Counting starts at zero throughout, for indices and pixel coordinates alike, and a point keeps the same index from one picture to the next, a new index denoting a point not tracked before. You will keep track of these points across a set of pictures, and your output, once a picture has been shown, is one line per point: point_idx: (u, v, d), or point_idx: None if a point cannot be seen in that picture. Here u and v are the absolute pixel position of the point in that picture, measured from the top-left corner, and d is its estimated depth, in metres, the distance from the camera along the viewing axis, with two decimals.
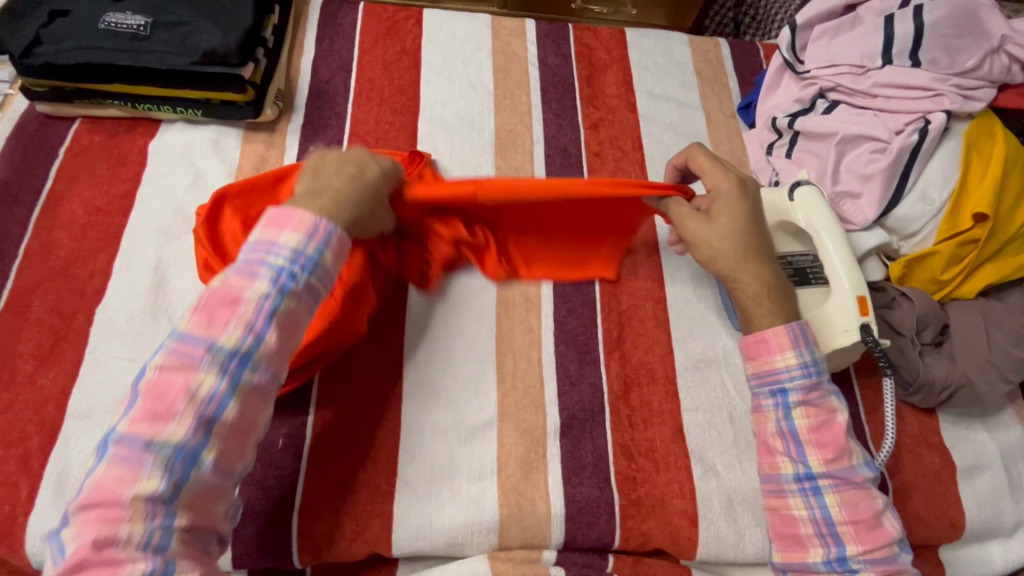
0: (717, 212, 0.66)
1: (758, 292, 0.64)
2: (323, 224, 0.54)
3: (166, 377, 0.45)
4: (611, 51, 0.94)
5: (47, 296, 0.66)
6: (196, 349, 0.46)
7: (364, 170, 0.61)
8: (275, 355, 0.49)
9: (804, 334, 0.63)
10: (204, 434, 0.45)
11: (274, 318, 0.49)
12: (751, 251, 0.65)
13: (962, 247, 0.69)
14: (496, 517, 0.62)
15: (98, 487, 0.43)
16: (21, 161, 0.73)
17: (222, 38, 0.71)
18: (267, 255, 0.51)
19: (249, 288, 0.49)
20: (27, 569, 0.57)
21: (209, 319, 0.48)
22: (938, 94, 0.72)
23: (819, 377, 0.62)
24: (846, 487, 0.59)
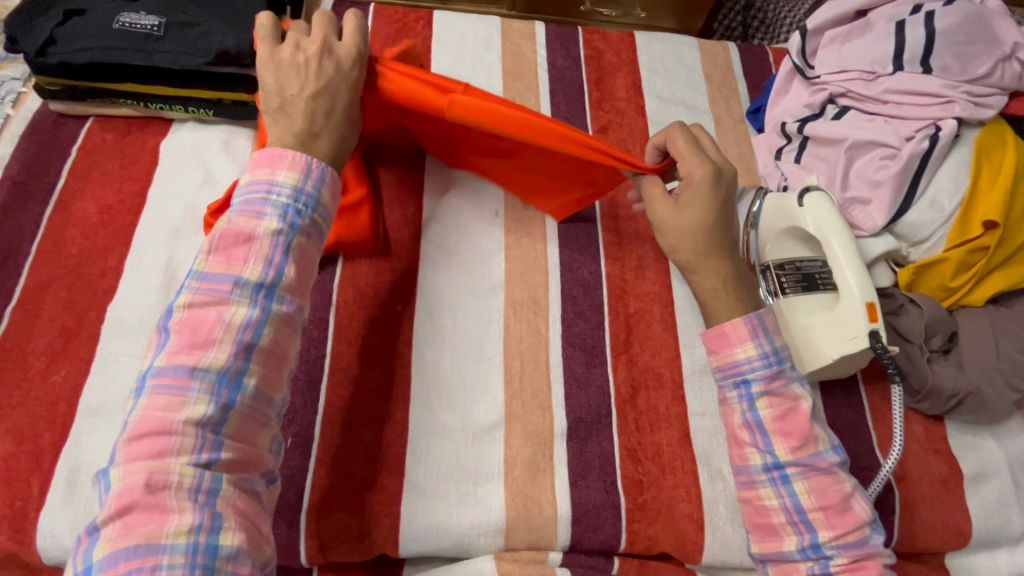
0: (686, 200, 0.68)
1: (716, 284, 0.68)
2: (315, 164, 0.57)
3: (198, 313, 0.49)
4: (620, 54, 0.94)
5: (59, 293, 0.66)
6: (222, 285, 0.50)
7: (335, 95, 0.61)
8: (295, 285, 0.54)
9: (763, 323, 0.65)
10: (245, 358, 0.49)
11: (289, 252, 0.53)
12: (713, 245, 0.68)
13: (971, 255, 0.69)
14: (503, 519, 0.62)
15: (144, 420, 0.46)
16: (34, 159, 0.74)
17: (235, 38, 0.71)
18: (268, 195, 0.54)
19: (260, 226, 0.53)
20: (37, 564, 0.58)
21: (227, 259, 0.51)
22: (949, 100, 0.72)
23: (781, 365, 0.64)
24: (814, 474, 0.60)
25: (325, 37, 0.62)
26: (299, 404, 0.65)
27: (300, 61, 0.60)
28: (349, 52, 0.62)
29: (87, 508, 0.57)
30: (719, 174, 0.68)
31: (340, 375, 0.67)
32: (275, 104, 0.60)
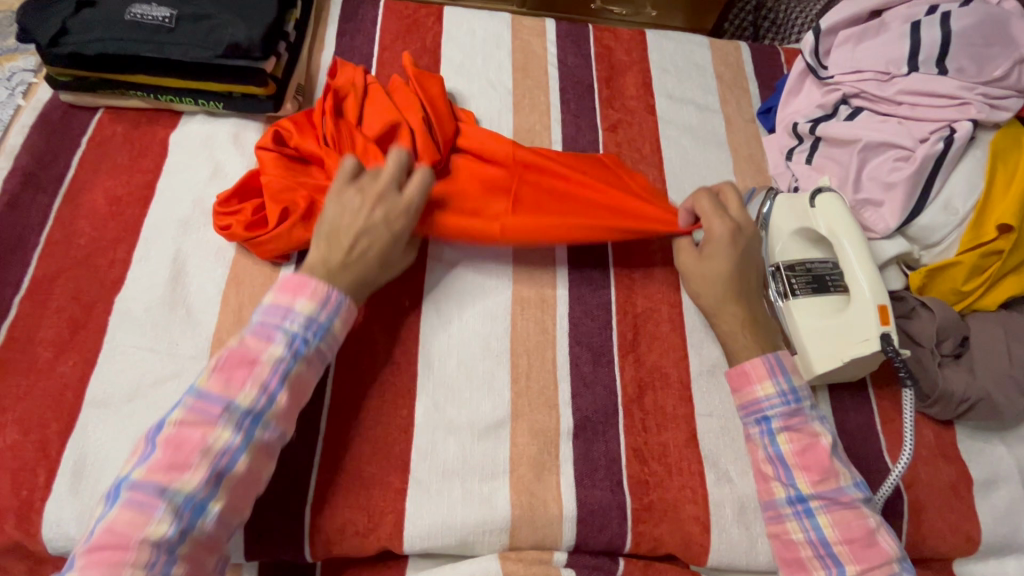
0: (710, 252, 0.69)
1: (734, 328, 0.68)
2: (335, 295, 0.61)
3: (186, 431, 0.51)
4: (631, 52, 0.93)
5: (68, 284, 0.66)
6: (213, 408, 0.52)
7: (375, 239, 0.63)
8: (283, 415, 0.56)
9: (780, 363, 0.65)
10: (213, 488, 0.51)
11: (285, 380, 0.56)
12: (734, 292, 0.68)
13: (985, 259, 0.68)
14: (508, 517, 0.62)
15: (110, 529, 0.48)
16: (44, 149, 0.74)
17: (246, 32, 0.71)
18: (282, 321, 0.58)
19: (266, 352, 0.56)
20: (42, 554, 0.58)
21: (227, 379, 0.54)
22: (965, 102, 0.72)
23: (799, 403, 0.64)
24: (838, 507, 0.60)
25: (390, 186, 0.65)
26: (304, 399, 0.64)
27: (359, 204, 0.64)
28: (407, 205, 0.65)
29: (92, 498, 0.57)
30: (741, 230, 0.69)
31: (347, 370, 0.66)
32: (322, 229, 0.64)
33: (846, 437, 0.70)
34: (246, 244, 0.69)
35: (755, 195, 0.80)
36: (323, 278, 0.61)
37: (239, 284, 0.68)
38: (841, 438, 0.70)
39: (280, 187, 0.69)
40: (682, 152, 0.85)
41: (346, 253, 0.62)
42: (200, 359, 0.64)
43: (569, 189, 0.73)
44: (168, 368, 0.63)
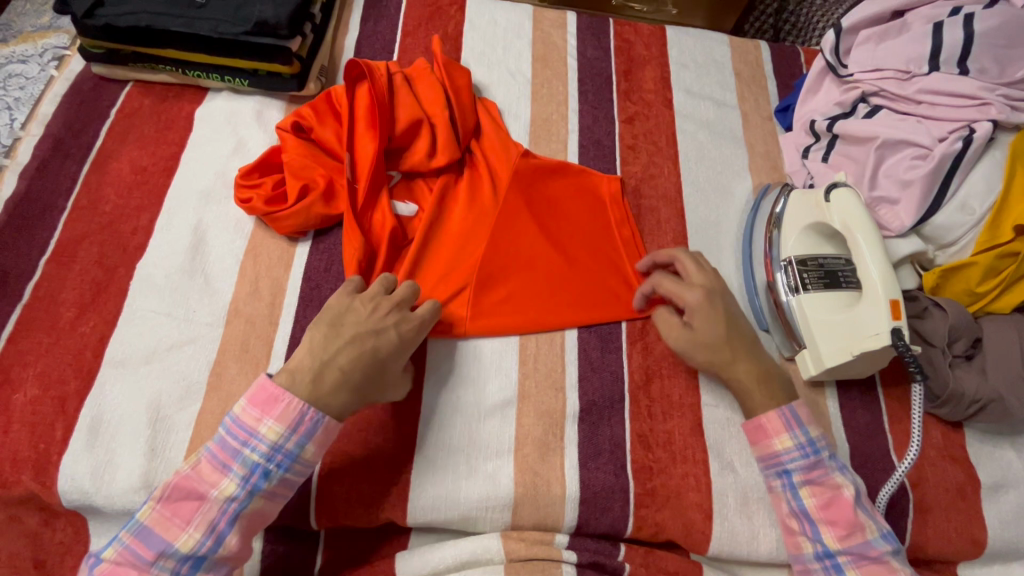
0: (696, 320, 0.66)
1: (757, 388, 0.64)
2: (311, 413, 0.55)
3: (120, 572, 0.50)
4: (651, 47, 0.94)
5: (92, 248, 0.68)
6: (147, 552, 0.51)
7: (379, 348, 0.59)
8: (230, 554, 0.54)
9: (797, 414, 0.62)
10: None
11: (235, 521, 0.53)
12: (739, 351, 0.65)
13: (1001, 260, 0.67)
14: (511, 495, 0.62)
15: None
16: (74, 119, 0.76)
17: (274, 9, 0.73)
18: (244, 447, 0.53)
19: (217, 487, 0.53)
20: (55, 508, 0.59)
21: (173, 513, 0.52)
22: (985, 103, 0.71)
23: (819, 454, 0.61)
24: (867, 562, 0.58)
25: (409, 297, 0.63)
26: None
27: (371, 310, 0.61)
28: (417, 319, 0.62)
29: (106, 456, 0.58)
30: (717, 292, 0.67)
31: None
32: (325, 322, 0.60)
33: (854, 434, 0.69)
34: (264, 218, 0.70)
35: (769, 192, 0.81)
36: (306, 389, 0.56)
37: (257, 256, 0.70)
38: (849, 435, 0.69)
39: (300, 165, 0.71)
40: (697, 147, 0.85)
41: (343, 360, 0.57)
42: (216, 327, 0.65)
43: (572, 246, 0.75)
44: (184, 333, 0.64)
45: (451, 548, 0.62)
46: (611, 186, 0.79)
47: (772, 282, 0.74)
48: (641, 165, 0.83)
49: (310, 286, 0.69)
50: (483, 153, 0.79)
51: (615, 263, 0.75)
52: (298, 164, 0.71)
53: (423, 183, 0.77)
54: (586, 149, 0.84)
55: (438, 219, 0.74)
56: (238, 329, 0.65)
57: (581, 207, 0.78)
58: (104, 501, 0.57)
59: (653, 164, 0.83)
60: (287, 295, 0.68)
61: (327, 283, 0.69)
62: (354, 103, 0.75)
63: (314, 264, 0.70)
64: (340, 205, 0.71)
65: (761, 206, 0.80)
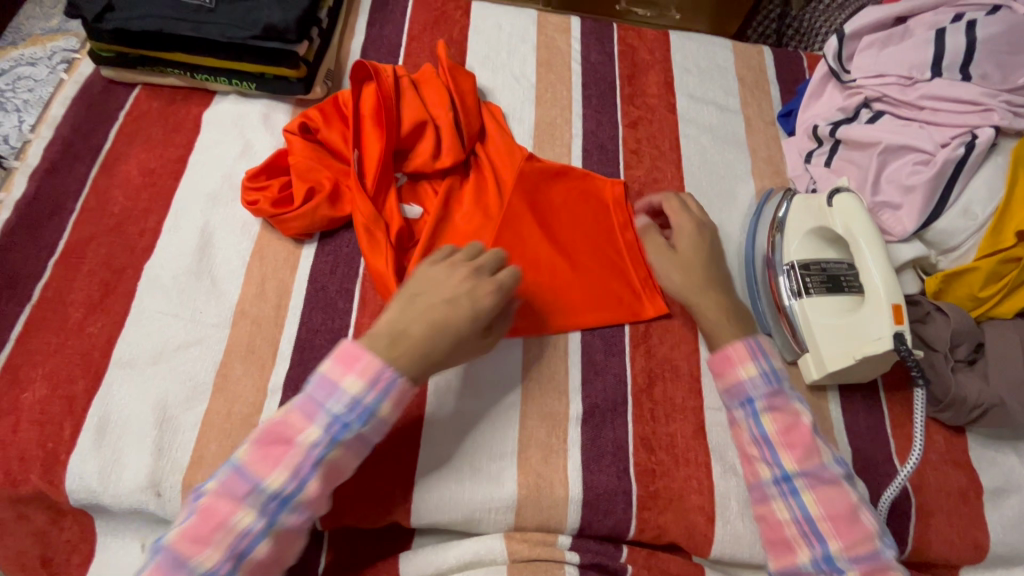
0: (680, 241, 0.72)
1: (720, 316, 0.67)
2: (387, 373, 0.53)
3: (216, 504, 0.49)
4: (654, 51, 0.95)
5: (100, 250, 0.69)
6: (243, 488, 0.49)
7: (453, 316, 0.58)
8: (314, 500, 0.51)
9: (761, 347, 0.64)
10: (232, 567, 0.48)
11: (319, 466, 0.50)
12: (712, 282, 0.69)
13: (1003, 265, 0.67)
14: (515, 496, 0.63)
15: None
16: (83, 121, 0.77)
17: (282, 14, 0.74)
18: (328, 399, 0.52)
19: (305, 431, 0.51)
20: (62, 507, 0.60)
21: (263, 456, 0.50)
22: (988, 108, 0.71)
23: (780, 384, 0.62)
24: (821, 484, 0.58)
25: (484, 266, 0.62)
26: None
27: (446, 279, 0.60)
28: (494, 285, 0.61)
29: (113, 456, 0.59)
30: (706, 226, 0.73)
31: None
32: (403, 293, 0.60)
33: (855, 438, 0.70)
34: (271, 220, 0.70)
35: (771, 196, 0.81)
36: (384, 351, 0.54)
37: (263, 258, 0.70)
38: (851, 439, 0.69)
39: (307, 167, 0.72)
40: (701, 151, 0.86)
41: (416, 328, 0.56)
42: (222, 328, 0.66)
43: (575, 247, 0.76)
44: (191, 334, 0.65)
45: (455, 548, 0.63)
46: (615, 189, 0.80)
47: (774, 286, 0.74)
48: (645, 169, 0.84)
49: (316, 288, 0.69)
50: (488, 156, 0.80)
51: (619, 265, 0.76)
52: (305, 167, 0.72)
53: (428, 185, 0.78)
54: (590, 153, 0.84)
55: (443, 222, 0.74)
56: (244, 330, 0.66)
57: (584, 212, 0.79)
58: (112, 500, 0.58)
59: (656, 168, 0.84)
60: (293, 297, 0.69)
61: (333, 285, 0.70)
62: (359, 104, 0.76)
63: (319, 266, 0.71)
64: (345, 207, 0.72)
65: (762, 211, 0.80)
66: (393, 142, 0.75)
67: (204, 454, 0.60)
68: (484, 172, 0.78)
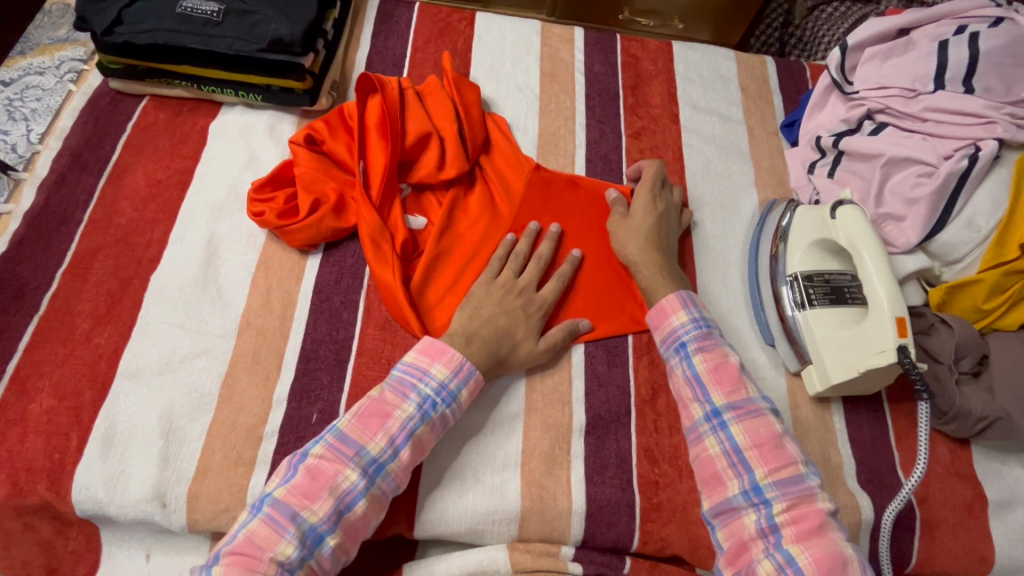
0: (636, 211, 0.76)
1: (652, 271, 0.71)
2: (467, 364, 0.62)
3: (323, 465, 0.55)
4: (657, 62, 0.95)
5: (107, 260, 0.69)
6: (348, 450, 0.55)
7: (513, 324, 0.66)
8: (403, 470, 0.57)
9: (693, 298, 0.69)
10: (332, 523, 0.53)
11: (411, 439, 0.58)
12: (652, 242, 0.73)
13: (1007, 278, 0.68)
14: (518, 508, 0.63)
15: (247, 540, 0.51)
16: (92, 132, 0.78)
17: (288, 27, 0.74)
18: (419, 381, 0.60)
19: (400, 407, 0.58)
20: (69, 517, 0.60)
21: (363, 426, 0.57)
22: (991, 121, 0.71)
23: (711, 329, 0.67)
24: (748, 416, 0.61)
25: (530, 282, 0.70)
26: (326, 380, 0.65)
27: (502, 294, 0.68)
28: (544, 299, 0.70)
29: (119, 466, 0.59)
30: (664, 202, 0.77)
31: (366, 355, 0.67)
32: (465, 304, 0.67)
33: (859, 450, 0.69)
34: (276, 231, 0.71)
35: (775, 207, 0.82)
36: (460, 348, 0.63)
37: (268, 268, 0.71)
38: (855, 451, 0.69)
39: (311, 178, 0.72)
40: (703, 162, 0.86)
41: (484, 332, 0.65)
42: (227, 339, 0.66)
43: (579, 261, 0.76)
44: (197, 345, 0.65)
45: (458, 560, 0.63)
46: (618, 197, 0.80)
47: (778, 297, 0.75)
48: None
49: (320, 298, 0.70)
50: (492, 168, 0.80)
51: (623, 278, 0.75)
52: (311, 179, 0.72)
53: (432, 196, 0.78)
54: (593, 164, 0.84)
55: (446, 234, 0.74)
56: (250, 340, 0.66)
57: (586, 224, 0.78)
58: (117, 511, 0.58)
59: None
60: (297, 307, 0.69)
61: (337, 295, 0.70)
62: (364, 118, 0.77)
63: (324, 277, 0.71)
64: (351, 219, 0.72)
65: (766, 221, 0.81)
66: (397, 153, 0.75)
67: (209, 464, 0.60)
68: (487, 184, 0.79)
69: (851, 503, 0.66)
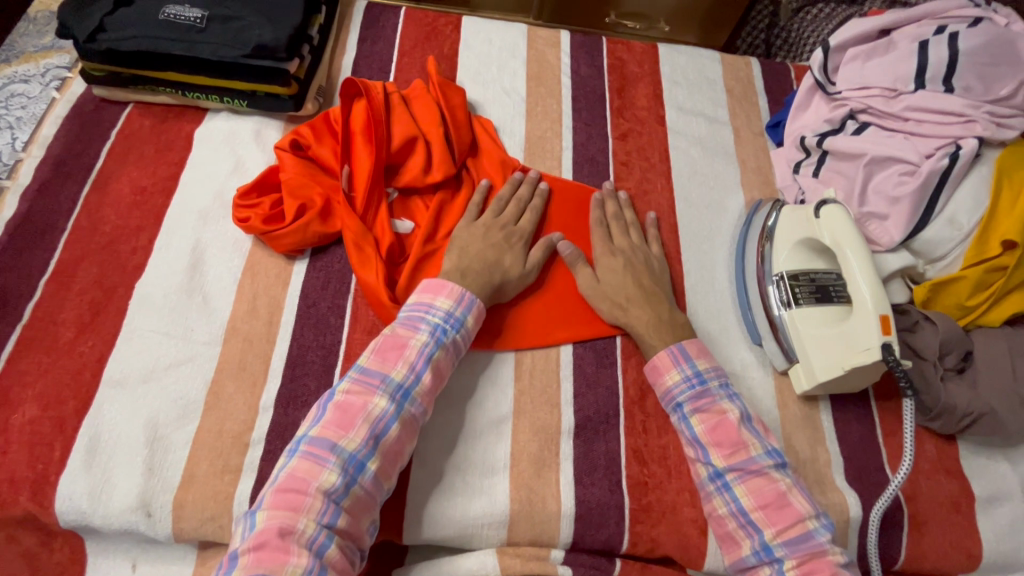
0: (604, 274, 0.73)
1: (649, 325, 0.69)
2: (469, 295, 0.65)
3: (353, 398, 0.57)
4: (643, 64, 0.96)
5: (92, 267, 0.69)
6: (374, 380, 0.58)
7: (501, 253, 0.71)
8: (427, 394, 0.60)
9: (684, 350, 0.67)
10: (371, 448, 0.55)
11: (430, 363, 0.60)
12: (632, 297, 0.71)
13: (989, 274, 0.68)
14: (507, 511, 0.62)
15: (292, 476, 0.52)
16: (75, 140, 0.77)
17: (273, 33, 0.75)
18: (426, 313, 0.63)
19: (413, 337, 0.61)
20: (53, 528, 0.60)
21: (383, 358, 0.60)
22: (971, 120, 0.72)
23: (706, 384, 0.66)
24: (750, 476, 0.61)
25: (510, 217, 0.74)
26: (313, 386, 0.65)
27: (485, 231, 0.72)
28: (523, 230, 0.74)
29: (103, 476, 0.59)
30: (624, 252, 0.75)
31: (353, 359, 0.67)
32: (453, 246, 0.70)
33: (847, 447, 0.70)
34: (262, 237, 0.71)
35: (761, 207, 0.83)
36: (458, 281, 0.66)
37: (254, 274, 0.71)
38: (842, 448, 0.70)
39: (298, 184, 0.72)
40: (690, 162, 0.87)
41: (477, 266, 0.68)
42: (213, 345, 0.66)
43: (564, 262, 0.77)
44: (182, 352, 0.65)
45: (448, 565, 0.63)
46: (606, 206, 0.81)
47: (764, 297, 0.75)
48: (635, 181, 0.84)
49: (307, 303, 0.70)
50: (480, 171, 0.81)
51: None
52: (296, 184, 0.72)
53: (420, 200, 0.78)
54: (580, 166, 0.85)
55: (434, 236, 0.74)
56: (236, 346, 0.66)
57: (572, 204, 0.81)
58: (101, 520, 0.58)
59: (647, 180, 0.85)
60: (284, 313, 0.69)
61: (324, 300, 0.70)
62: (349, 124, 0.77)
63: (311, 282, 0.71)
64: (337, 224, 0.72)
65: (753, 220, 0.82)
66: (383, 157, 0.75)
67: (194, 472, 0.60)
68: (473, 185, 0.80)
69: (840, 501, 0.66)
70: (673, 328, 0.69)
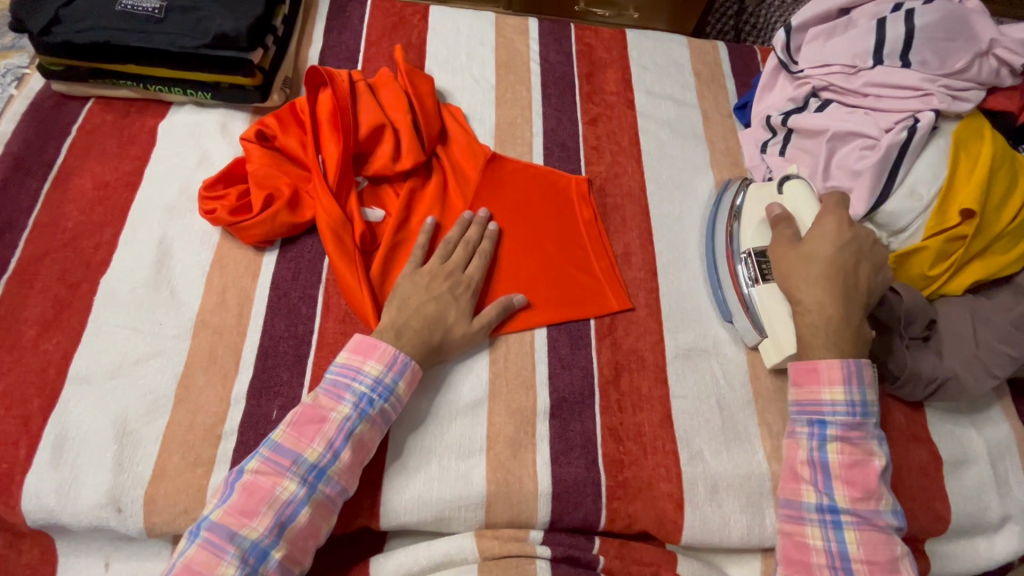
0: (812, 243, 0.68)
1: (818, 322, 0.65)
2: (402, 356, 0.62)
3: (260, 480, 0.55)
4: (611, 50, 0.96)
5: (55, 264, 0.68)
6: (285, 461, 0.56)
7: (446, 306, 0.67)
8: (346, 472, 0.57)
9: (859, 372, 0.62)
10: (275, 536, 0.53)
11: (350, 439, 0.58)
12: (832, 281, 0.65)
13: (950, 243, 0.70)
14: (484, 493, 0.63)
15: (188, 566, 0.51)
16: (34, 136, 0.76)
17: (233, 22, 0.74)
18: (352, 381, 0.60)
19: (335, 410, 0.59)
20: (21, 527, 0.59)
21: (299, 434, 0.57)
22: (927, 93, 0.73)
23: (865, 419, 0.62)
24: (867, 526, 0.59)
25: (458, 264, 0.70)
26: (285, 376, 0.64)
27: (429, 281, 0.68)
28: (471, 278, 0.70)
29: (71, 473, 0.58)
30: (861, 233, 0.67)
31: (326, 349, 0.66)
32: (393, 299, 0.67)
33: None
34: (230, 229, 0.70)
35: (729, 187, 0.84)
36: (392, 341, 0.63)
37: (223, 266, 0.70)
38: None
39: (265, 174, 0.72)
40: (660, 145, 0.87)
41: (415, 323, 0.65)
42: (182, 339, 0.65)
43: (536, 248, 0.77)
44: (151, 346, 0.64)
45: (426, 549, 0.63)
46: (579, 188, 0.81)
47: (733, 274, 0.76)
48: (605, 164, 0.85)
49: (278, 294, 0.69)
50: (451, 160, 0.80)
51: (584, 262, 0.77)
52: (263, 177, 0.72)
53: (390, 189, 0.78)
54: (551, 151, 0.85)
55: (404, 226, 0.74)
56: (205, 339, 0.65)
57: (544, 191, 0.81)
58: (71, 518, 0.57)
59: (617, 163, 0.85)
60: (254, 305, 0.68)
61: (296, 291, 0.70)
62: (314, 116, 0.76)
63: (282, 272, 0.70)
64: (306, 213, 0.72)
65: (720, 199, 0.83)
66: (351, 146, 0.75)
67: (166, 466, 0.59)
68: (442, 172, 0.79)
69: None
70: (855, 339, 0.64)
